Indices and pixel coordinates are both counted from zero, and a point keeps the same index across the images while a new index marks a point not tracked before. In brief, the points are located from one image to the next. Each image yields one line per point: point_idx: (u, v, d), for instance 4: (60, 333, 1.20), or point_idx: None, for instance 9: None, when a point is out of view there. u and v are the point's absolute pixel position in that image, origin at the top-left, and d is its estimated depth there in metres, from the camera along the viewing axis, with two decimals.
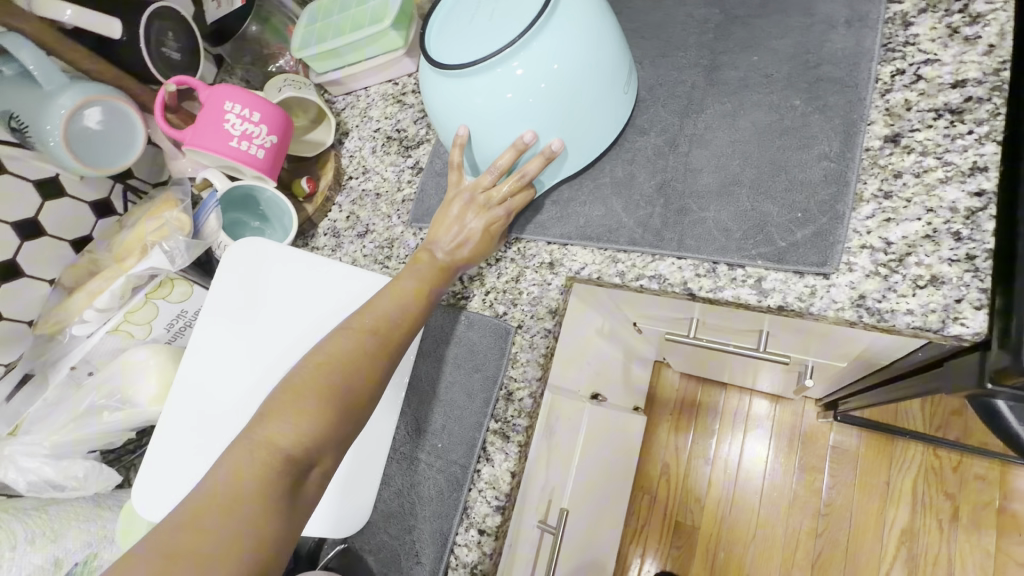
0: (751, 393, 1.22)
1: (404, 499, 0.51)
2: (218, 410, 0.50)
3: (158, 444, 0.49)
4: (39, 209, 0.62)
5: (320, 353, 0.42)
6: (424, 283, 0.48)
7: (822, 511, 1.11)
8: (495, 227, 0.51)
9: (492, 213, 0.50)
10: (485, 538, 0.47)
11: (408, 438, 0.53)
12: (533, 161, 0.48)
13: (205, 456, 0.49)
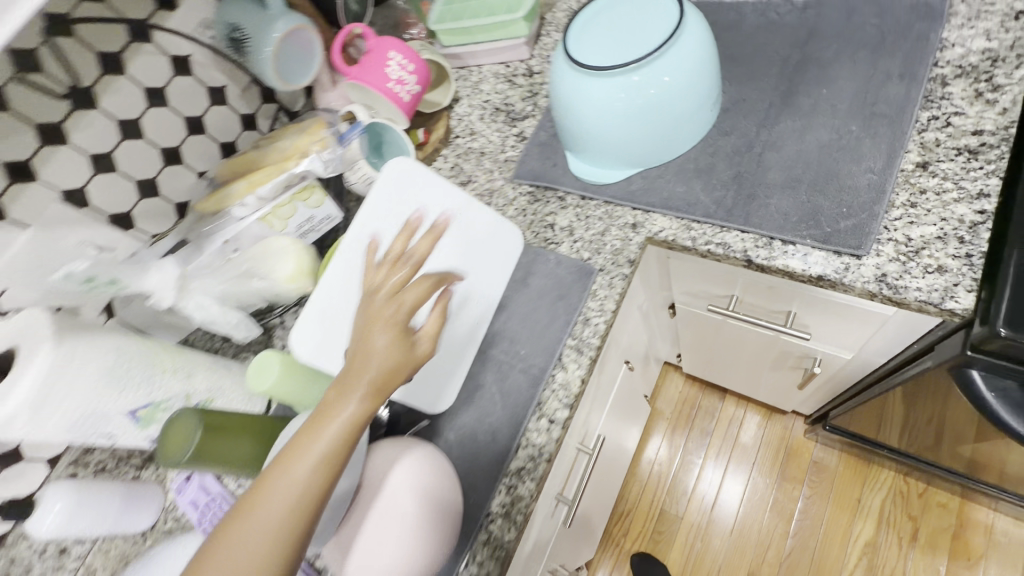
0: (746, 407, 1.34)
1: (487, 389, 0.62)
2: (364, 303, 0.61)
3: (315, 312, 0.59)
4: (206, 110, 0.74)
5: (227, 538, 0.37)
6: (328, 424, 0.40)
7: (796, 516, 1.22)
8: (405, 341, 0.43)
9: (387, 317, 0.44)
10: (554, 426, 0.58)
11: (494, 346, 0.64)
12: (421, 245, 0.48)
13: (357, 326, 0.60)
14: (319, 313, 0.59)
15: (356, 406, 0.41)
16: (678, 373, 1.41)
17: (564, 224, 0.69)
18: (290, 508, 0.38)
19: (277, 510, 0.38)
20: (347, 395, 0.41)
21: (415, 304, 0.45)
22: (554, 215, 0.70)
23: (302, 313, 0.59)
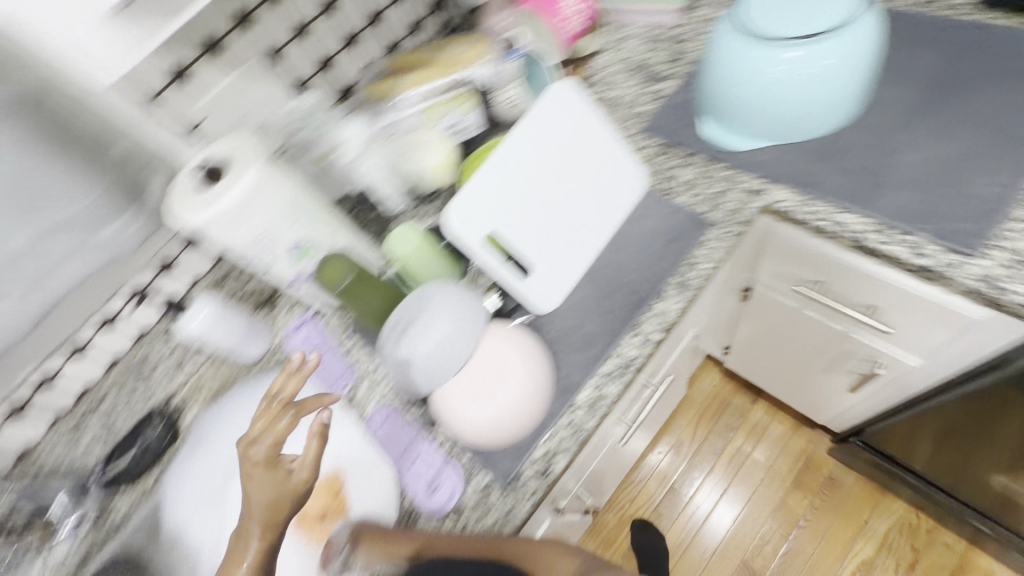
0: (775, 414, 1.39)
1: (589, 303, 0.69)
2: (514, 198, 0.66)
3: (473, 193, 0.64)
4: (386, 8, 0.82)
5: None
6: (256, 517, 0.51)
7: (800, 522, 1.27)
8: (278, 472, 0.53)
9: (270, 457, 0.53)
10: (646, 344, 0.65)
11: (602, 269, 0.71)
12: (290, 382, 0.56)
13: (503, 216, 0.65)
14: (477, 193, 0.64)
15: (256, 546, 0.51)
16: (716, 371, 1.46)
17: (686, 179, 0.75)
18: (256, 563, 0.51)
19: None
20: (244, 546, 0.51)
21: (270, 483, 0.52)
22: (676, 169, 0.76)
23: (460, 190, 0.64)
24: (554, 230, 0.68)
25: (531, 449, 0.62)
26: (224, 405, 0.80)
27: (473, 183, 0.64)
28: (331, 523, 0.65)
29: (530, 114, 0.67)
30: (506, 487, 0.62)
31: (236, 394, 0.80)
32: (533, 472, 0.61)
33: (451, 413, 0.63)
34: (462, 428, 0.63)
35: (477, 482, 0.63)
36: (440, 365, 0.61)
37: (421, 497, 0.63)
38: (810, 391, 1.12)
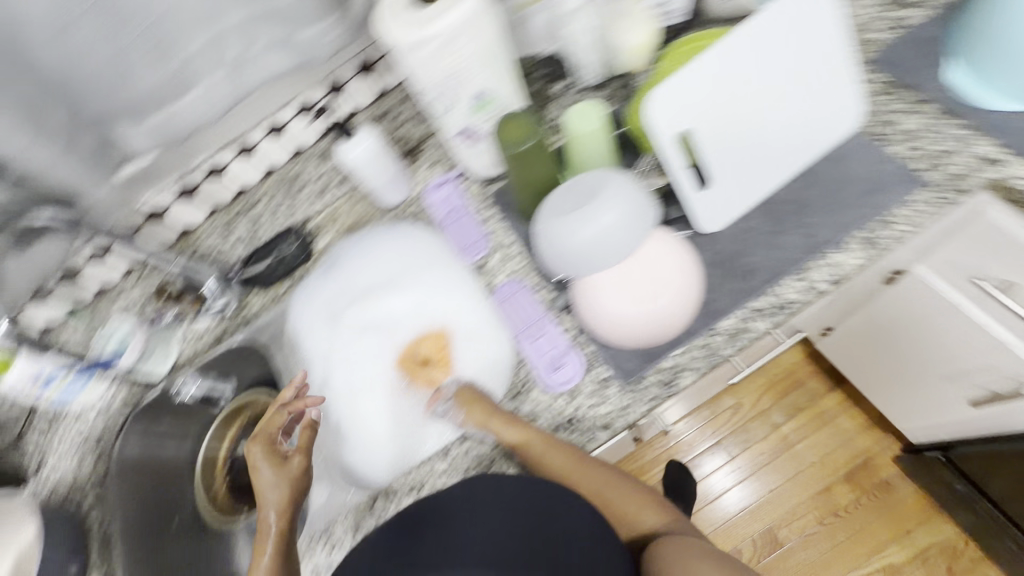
0: (847, 408, 1.35)
1: (756, 234, 0.65)
2: (717, 102, 0.61)
3: (678, 87, 0.59)
4: None
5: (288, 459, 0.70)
6: (274, 469, 0.69)
7: (839, 511, 1.28)
8: (279, 465, 0.70)
9: (268, 463, 0.70)
10: (810, 291, 0.62)
11: (780, 203, 0.66)
12: (279, 411, 0.72)
13: (700, 119, 0.61)
14: (683, 87, 0.59)
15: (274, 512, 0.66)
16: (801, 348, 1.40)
17: (908, 128, 0.66)
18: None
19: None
20: (263, 544, 0.63)
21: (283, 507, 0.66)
22: (899, 115, 0.67)
23: (667, 79, 0.59)
24: (745, 148, 0.63)
25: (661, 357, 0.62)
26: (368, 235, 0.84)
27: (682, 76, 0.59)
28: (298, 462, 0.70)
29: (761, 14, 0.60)
30: (625, 384, 0.63)
31: (372, 234, 0.84)
32: (656, 379, 0.62)
33: (592, 306, 0.62)
34: (601, 321, 0.62)
35: (597, 374, 0.64)
36: (592, 245, 0.59)
37: (540, 372, 0.66)
38: (903, 393, 1.08)
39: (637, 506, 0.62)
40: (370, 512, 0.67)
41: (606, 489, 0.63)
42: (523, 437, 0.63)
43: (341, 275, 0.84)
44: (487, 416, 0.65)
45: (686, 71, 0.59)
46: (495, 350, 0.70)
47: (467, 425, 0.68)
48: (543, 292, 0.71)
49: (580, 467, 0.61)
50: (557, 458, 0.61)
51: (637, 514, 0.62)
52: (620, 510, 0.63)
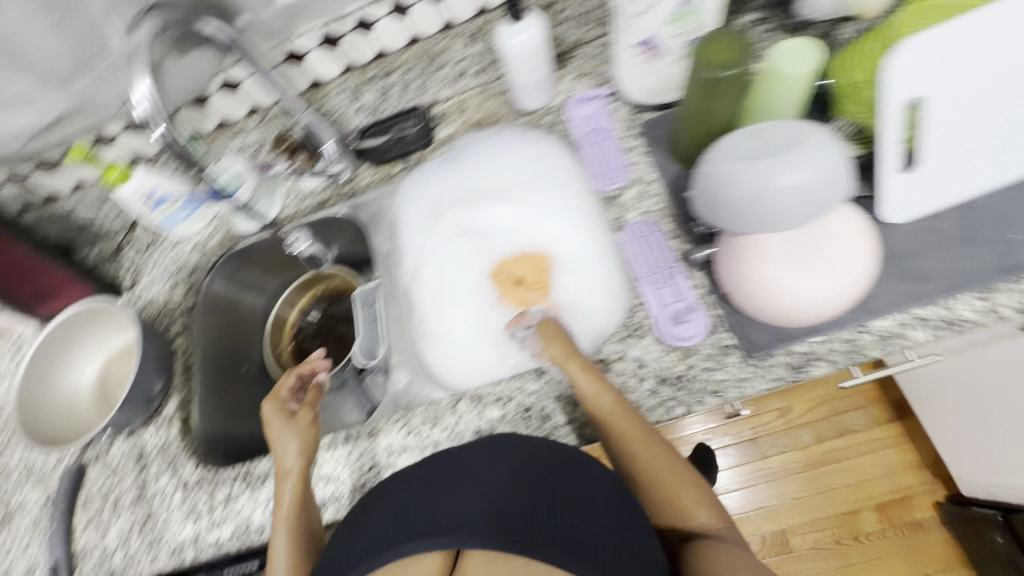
0: (900, 442, 1.30)
1: (945, 236, 0.58)
2: (968, 73, 0.52)
3: (930, 47, 0.50)
4: None
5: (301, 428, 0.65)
6: (289, 430, 0.65)
7: (858, 536, 1.27)
8: (292, 422, 0.66)
9: (285, 421, 0.66)
10: (990, 313, 0.55)
11: (985, 208, 0.58)
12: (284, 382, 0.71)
13: (940, 89, 0.52)
14: (935, 47, 0.51)
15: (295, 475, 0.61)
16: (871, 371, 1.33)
17: None
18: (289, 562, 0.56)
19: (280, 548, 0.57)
20: (283, 509, 0.59)
21: (308, 450, 0.64)
22: None
23: (920, 34, 0.50)
24: (979, 132, 0.54)
25: (798, 340, 0.58)
26: (496, 137, 0.80)
27: (939, 34, 0.50)
28: (308, 414, 0.67)
29: None
30: (749, 356, 0.59)
31: (501, 136, 0.80)
32: (785, 361, 0.58)
33: (742, 263, 0.57)
34: (747, 283, 0.57)
35: (720, 339, 0.60)
36: (752, 216, 0.55)
37: (659, 321, 0.62)
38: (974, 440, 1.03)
39: (688, 499, 0.54)
40: (450, 411, 0.66)
41: (660, 472, 0.55)
42: (597, 391, 0.59)
43: (460, 166, 0.81)
44: (565, 355, 0.62)
45: (945, 28, 0.50)
46: (598, 295, 0.69)
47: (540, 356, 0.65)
48: (677, 239, 0.65)
49: (645, 438, 0.56)
50: (629, 424, 0.56)
51: (687, 509, 0.54)
52: (674, 494, 0.54)
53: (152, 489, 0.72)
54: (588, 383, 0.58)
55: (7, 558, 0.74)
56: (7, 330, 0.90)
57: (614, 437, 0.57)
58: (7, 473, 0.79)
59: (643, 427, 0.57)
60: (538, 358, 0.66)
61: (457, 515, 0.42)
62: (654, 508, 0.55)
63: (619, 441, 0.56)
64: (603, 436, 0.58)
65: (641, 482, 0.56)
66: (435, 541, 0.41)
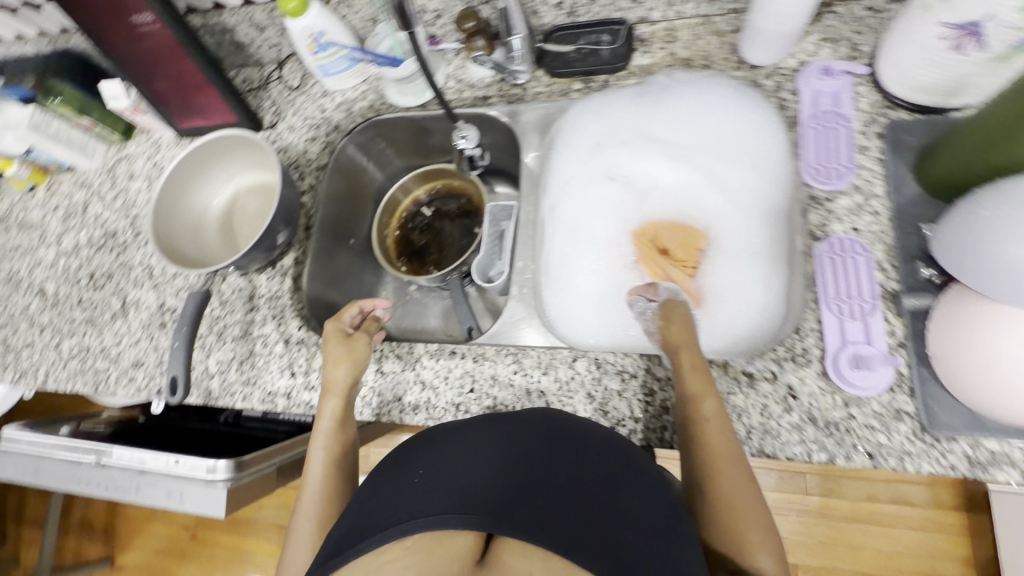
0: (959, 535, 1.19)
1: None
2: None
3: None
4: None
5: (351, 357, 0.63)
6: (340, 357, 0.63)
7: None
8: (345, 347, 0.64)
9: (337, 341, 0.64)
10: None
11: None
12: (354, 308, 0.68)
13: None
14: None
15: (332, 405, 0.61)
16: None
17: None
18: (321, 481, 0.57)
19: (317, 460, 0.59)
20: (319, 436, 0.60)
21: (355, 369, 0.63)
22: None
23: None
24: None
25: (993, 436, 0.49)
26: (707, 89, 0.67)
27: None
28: (365, 338, 0.66)
29: None
30: (922, 432, 0.51)
31: (710, 89, 0.67)
32: (967, 452, 0.50)
33: (969, 319, 0.47)
34: (965, 342, 0.47)
35: (897, 402, 0.52)
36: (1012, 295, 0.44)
37: (831, 358, 0.54)
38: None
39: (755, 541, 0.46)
40: (566, 366, 0.62)
41: (737, 500, 0.47)
42: (701, 392, 0.53)
43: (653, 107, 0.70)
44: (681, 343, 0.56)
45: None
46: (749, 304, 0.60)
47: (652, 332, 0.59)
48: (888, 273, 0.56)
49: (730, 458, 0.49)
50: (720, 439, 0.50)
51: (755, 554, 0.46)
52: (743, 527, 0.46)
53: (257, 331, 0.74)
54: (695, 379, 0.53)
55: (120, 344, 0.80)
56: (149, 131, 0.90)
57: (699, 446, 0.51)
58: (130, 268, 0.84)
59: (733, 447, 0.50)
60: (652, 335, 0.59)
61: (464, 490, 0.39)
62: (713, 536, 0.47)
63: (704, 452, 0.50)
64: (685, 442, 0.52)
65: (708, 503, 0.48)
66: (441, 516, 0.37)
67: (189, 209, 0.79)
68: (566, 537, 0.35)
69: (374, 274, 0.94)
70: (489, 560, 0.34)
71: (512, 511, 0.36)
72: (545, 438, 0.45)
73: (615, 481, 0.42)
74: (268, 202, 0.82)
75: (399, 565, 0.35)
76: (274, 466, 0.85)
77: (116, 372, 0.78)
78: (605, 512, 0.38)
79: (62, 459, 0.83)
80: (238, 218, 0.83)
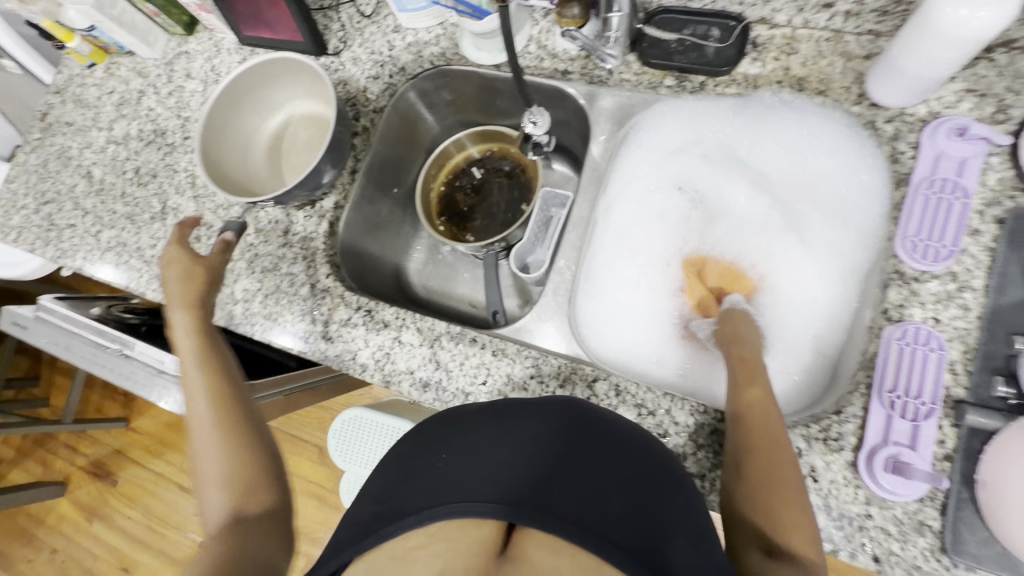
0: None
1: None
2: None
3: None
4: None
5: (187, 278, 0.63)
6: (179, 285, 0.63)
7: None
8: (180, 270, 0.63)
9: (180, 264, 0.64)
10: None
11: None
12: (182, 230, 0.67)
13: None
14: None
15: (187, 334, 0.61)
16: None
17: None
18: (211, 403, 0.56)
19: (196, 382, 0.57)
20: (188, 375, 0.58)
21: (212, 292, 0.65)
22: None
23: None
24: None
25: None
26: (813, 122, 0.61)
27: None
28: (208, 259, 0.66)
29: None
30: (940, 552, 0.48)
31: (818, 125, 0.61)
32: None
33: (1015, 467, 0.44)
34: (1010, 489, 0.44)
35: (924, 515, 0.49)
36: None
37: (865, 454, 0.50)
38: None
39: (800, 530, 0.44)
40: (584, 385, 0.60)
41: (777, 481, 0.46)
42: (749, 380, 0.52)
43: (753, 123, 0.64)
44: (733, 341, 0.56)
45: None
46: (789, 365, 0.60)
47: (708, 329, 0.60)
48: (957, 377, 0.50)
49: (774, 445, 0.47)
50: (764, 427, 0.48)
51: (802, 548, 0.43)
52: (789, 519, 0.44)
53: (286, 268, 0.73)
54: (744, 370, 0.53)
55: (155, 247, 0.80)
56: (212, 30, 0.86)
57: (741, 435, 0.49)
58: (175, 172, 0.83)
59: (781, 435, 0.48)
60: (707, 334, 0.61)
61: (490, 478, 0.41)
62: (760, 517, 0.45)
63: (742, 436, 0.49)
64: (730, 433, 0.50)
65: (743, 489, 0.47)
66: (469, 507, 0.39)
67: (237, 134, 0.77)
68: (584, 525, 0.38)
69: (411, 227, 0.92)
70: (510, 553, 0.37)
71: (536, 506, 0.39)
72: (561, 424, 0.46)
73: (630, 467, 0.43)
74: (319, 132, 0.80)
75: (426, 552, 0.38)
76: (280, 393, 0.88)
77: (149, 275, 0.79)
78: (630, 503, 0.40)
79: (90, 340, 0.87)
80: (286, 146, 0.81)
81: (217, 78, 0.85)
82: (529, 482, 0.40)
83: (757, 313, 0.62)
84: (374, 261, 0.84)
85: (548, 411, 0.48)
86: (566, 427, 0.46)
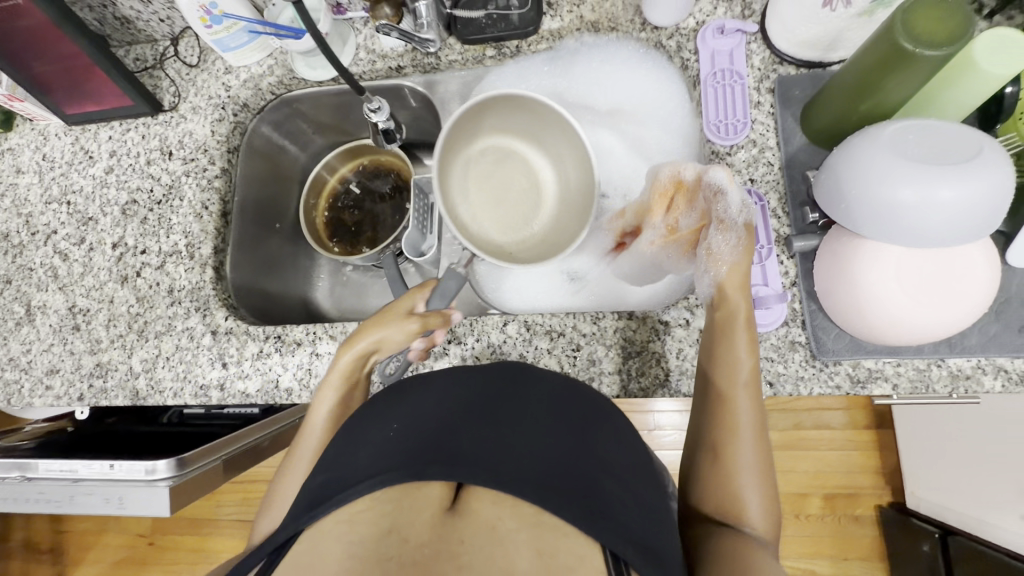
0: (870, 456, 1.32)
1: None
2: None
3: None
4: None
5: (389, 331, 0.58)
6: (376, 327, 0.58)
7: (811, 511, 1.32)
8: (399, 323, 0.59)
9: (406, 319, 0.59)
10: None
11: None
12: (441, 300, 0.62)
13: None
14: None
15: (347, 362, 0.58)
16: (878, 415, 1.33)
17: None
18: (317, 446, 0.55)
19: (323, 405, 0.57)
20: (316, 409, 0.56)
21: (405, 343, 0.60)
22: None
23: None
24: None
25: (868, 356, 0.56)
26: (616, 55, 0.71)
27: None
28: (412, 327, 0.59)
29: None
30: (813, 358, 0.57)
31: (620, 57, 0.71)
32: (848, 372, 0.57)
33: (846, 267, 0.53)
34: (844, 305, 0.54)
35: (791, 334, 0.58)
36: (867, 218, 0.50)
37: None
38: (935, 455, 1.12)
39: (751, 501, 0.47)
40: (497, 331, 0.64)
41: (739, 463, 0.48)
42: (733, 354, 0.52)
43: (564, 77, 0.74)
44: (739, 287, 0.53)
45: None
46: None
47: (719, 263, 0.54)
48: (780, 219, 0.61)
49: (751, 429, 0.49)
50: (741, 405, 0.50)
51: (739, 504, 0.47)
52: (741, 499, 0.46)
53: (180, 326, 0.71)
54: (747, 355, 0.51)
55: (28, 353, 0.74)
56: (31, 118, 0.81)
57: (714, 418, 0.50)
58: (31, 271, 0.77)
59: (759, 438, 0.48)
60: (709, 257, 0.55)
61: (445, 442, 0.42)
62: (707, 503, 0.49)
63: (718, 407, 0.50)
64: (707, 402, 0.52)
65: (714, 457, 0.49)
66: (418, 474, 0.40)
67: (499, 115, 0.70)
68: (523, 476, 0.39)
69: (307, 257, 0.92)
70: (457, 506, 0.39)
71: (479, 460, 0.40)
72: (503, 385, 0.50)
73: (573, 419, 0.47)
74: (527, 194, 0.78)
75: (372, 513, 0.38)
76: (220, 459, 0.84)
77: (29, 383, 0.73)
78: (579, 462, 0.42)
79: None
80: (500, 173, 0.78)
81: (51, 166, 0.81)
82: (473, 440, 0.42)
83: (728, 196, 0.55)
84: (275, 298, 0.85)
85: (501, 381, 0.50)
86: (508, 381, 0.51)
